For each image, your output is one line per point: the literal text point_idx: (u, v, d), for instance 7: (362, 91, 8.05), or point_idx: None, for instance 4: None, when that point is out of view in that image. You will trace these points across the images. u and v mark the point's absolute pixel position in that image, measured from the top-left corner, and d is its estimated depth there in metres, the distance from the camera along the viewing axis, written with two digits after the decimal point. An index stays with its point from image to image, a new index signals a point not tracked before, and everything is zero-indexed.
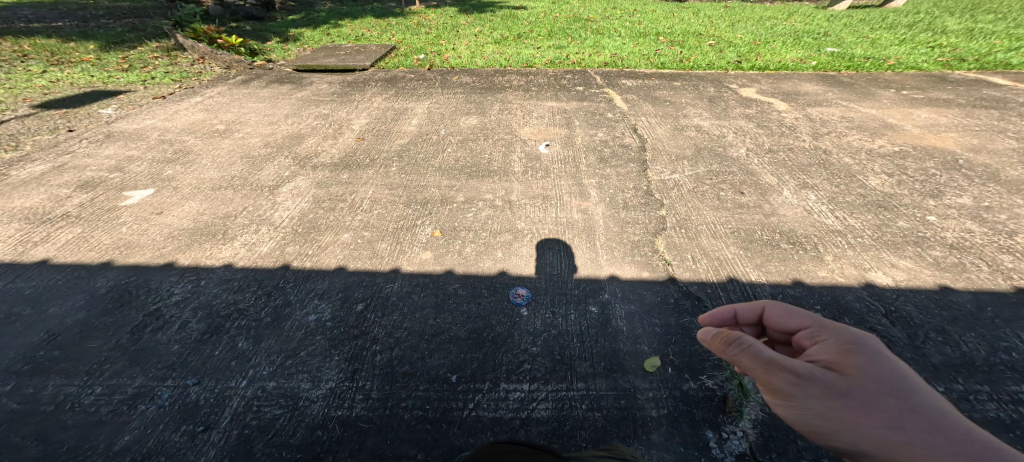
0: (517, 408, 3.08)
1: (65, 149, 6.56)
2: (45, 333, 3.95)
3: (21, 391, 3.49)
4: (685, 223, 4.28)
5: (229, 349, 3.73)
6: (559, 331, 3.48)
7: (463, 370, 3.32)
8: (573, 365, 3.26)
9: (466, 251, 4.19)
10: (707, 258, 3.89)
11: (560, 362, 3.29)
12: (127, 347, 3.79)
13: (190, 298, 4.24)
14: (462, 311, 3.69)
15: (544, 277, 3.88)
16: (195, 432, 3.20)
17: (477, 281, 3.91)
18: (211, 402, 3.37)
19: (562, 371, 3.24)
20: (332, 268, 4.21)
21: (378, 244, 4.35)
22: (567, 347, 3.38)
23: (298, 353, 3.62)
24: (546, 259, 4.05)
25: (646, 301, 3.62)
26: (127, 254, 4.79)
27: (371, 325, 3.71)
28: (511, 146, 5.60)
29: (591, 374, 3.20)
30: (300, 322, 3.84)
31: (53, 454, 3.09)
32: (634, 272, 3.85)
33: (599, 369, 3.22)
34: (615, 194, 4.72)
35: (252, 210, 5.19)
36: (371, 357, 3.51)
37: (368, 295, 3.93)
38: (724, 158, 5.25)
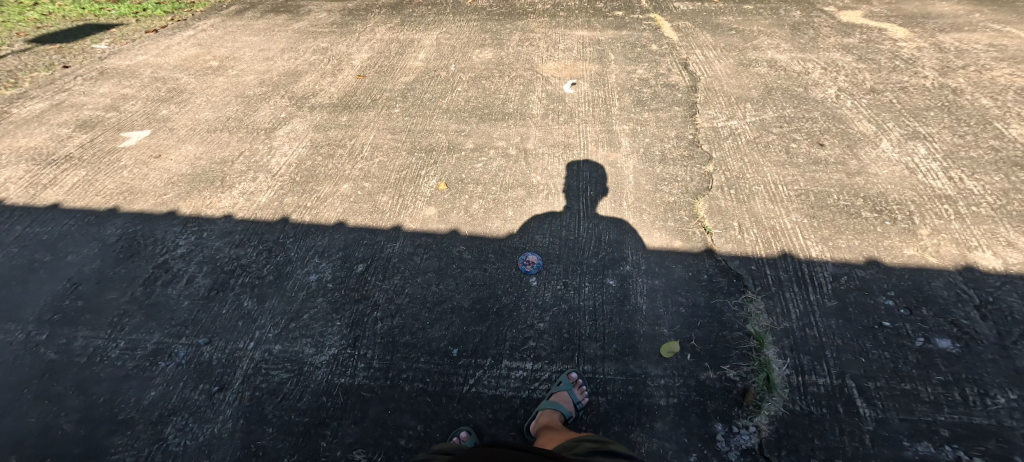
0: (519, 386, 2.76)
1: (61, 85, 6.18)
2: (67, 281, 3.78)
3: (56, 341, 3.38)
4: (738, 182, 3.68)
5: (235, 308, 3.45)
6: (571, 305, 3.03)
7: (465, 343, 2.96)
8: (586, 343, 2.85)
9: (473, 208, 3.71)
10: (758, 226, 3.33)
11: (571, 340, 2.88)
12: (142, 301, 3.59)
13: (194, 251, 3.96)
14: (466, 278, 3.26)
15: (559, 243, 3.38)
16: (213, 392, 3.01)
17: (483, 244, 3.44)
18: (223, 362, 3.15)
19: (574, 349, 2.84)
20: (329, 223, 3.79)
21: (378, 198, 3.88)
22: (581, 323, 2.94)
23: (301, 315, 3.31)
24: (562, 220, 3.54)
25: (680, 274, 3.11)
26: (131, 201, 4.51)
27: (368, 289, 3.33)
28: (530, 85, 4.95)
29: (606, 356, 2.78)
30: (301, 282, 3.50)
31: (92, 405, 3.01)
32: (664, 240, 3.32)
33: (612, 351, 2.80)
34: (649, 145, 4.10)
35: (248, 155, 4.77)
36: (369, 323, 3.16)
37: (368, 255, 3.52)
38: (801, 100, 4.52)
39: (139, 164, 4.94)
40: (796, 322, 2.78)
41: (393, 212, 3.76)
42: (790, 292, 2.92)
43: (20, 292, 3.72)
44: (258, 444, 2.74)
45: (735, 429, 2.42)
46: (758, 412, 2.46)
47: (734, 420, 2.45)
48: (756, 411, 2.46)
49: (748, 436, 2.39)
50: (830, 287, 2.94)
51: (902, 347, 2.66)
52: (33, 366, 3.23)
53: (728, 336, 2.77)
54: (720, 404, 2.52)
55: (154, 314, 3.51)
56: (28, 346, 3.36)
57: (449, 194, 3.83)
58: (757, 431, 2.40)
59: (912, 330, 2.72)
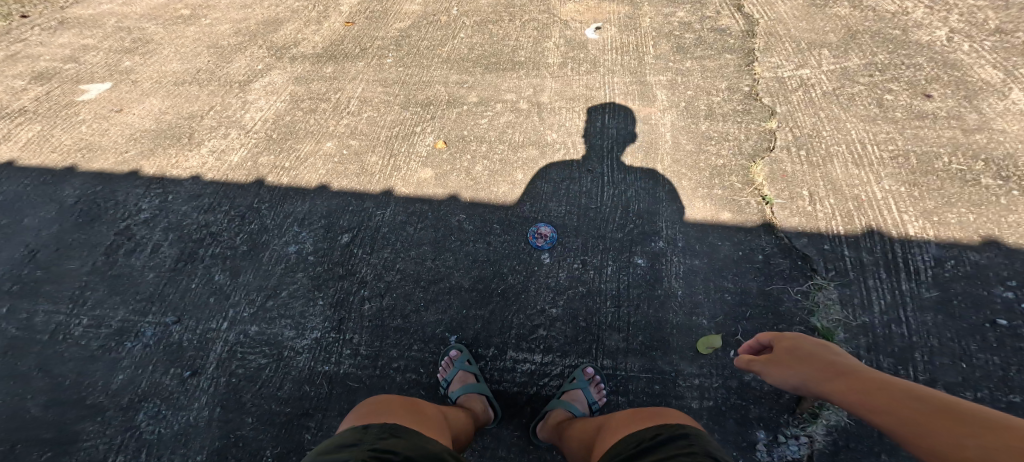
0: (526, 380, 2.40)
1: (16, 32, 5.51)
2: (25, 249, 3.39)
3: (17, 315, 3.05)
4: (810, 142, 2.97)
5: (205, 282, 3.07)
6: (588, 288, 2.57)
7: (464, 330, 2.56)
8: (605, 333, 2.44)
9: (475, 170, 2.93)
10: (836, 196, 2.75)
11: (588, 329, 2.47)
12: (105, 273, 3.20)
13: (159, 216, 3.49)
14: (467, 253, 2.78)
15: (583, 213, 2.83)
16: (185, 377, 2.71)
17: (489, 212, 2.91)
18: (194, 344, 2.82)
19: (590, 340, 2.44)
20: (309, 187, 3.26)
21: (365, 158, 3.26)
22: (601, 310, 2.50)
23: (279, 292, 2.91)
24: (580, 185, 2.93)
25: (728, 254, 2.61)
26: (90, 159, 3.98)
27: (352, 264, 2.87)
28: (544, 31, 3.97)
29: (629, 350, 2.38)
30: (278, 254, 3.06)
31: (58, 387, 2.74)
32: (709, 212, 2.76)
33: (636, 343, 2.39)
34: (691, 99, 3.29)
35: (220, 110, 4.23)
36: (353, 304, 2.74)
37: (353, 224, 3.02)
38: (897, 39, 3.47)
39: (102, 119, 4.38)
40: (880, 316, 2.35)
41: (382, 177, 3.11)
42: (875, 278, 2.45)
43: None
44: (237, 433, 2.48)
45: (782, 439, 2.07)
46: (814, 421, 2.08)
47: (779, 428, 2.10)
48: (812, 420, 2.09)
49: (797, 448, 2.05)
50: (930, 274, 2.45)
51: (1018, 350, 2.23)
52: None
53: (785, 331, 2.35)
54: (764, 409, 2.15)
55: (119, 288, 3.15)
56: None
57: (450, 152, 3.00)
58: (809, 442, 2.05)
59: None
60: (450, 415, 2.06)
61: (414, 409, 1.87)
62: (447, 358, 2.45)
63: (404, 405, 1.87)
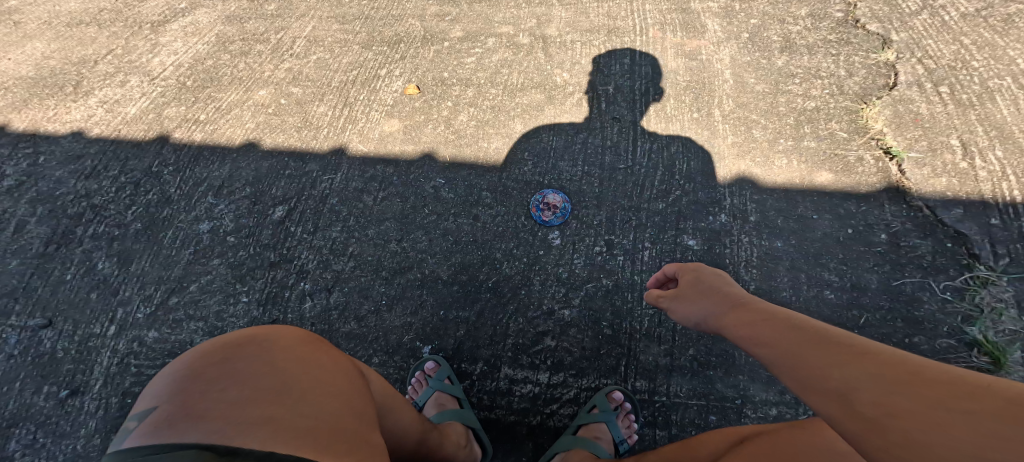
0: (527, 407, 1.73)
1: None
2: None
3: None
4: (950, 76, 2.10)
5: (84, 272, 2.24)
6: (618, 281, 1.84)
7: (442, 339, 1.85)
8: (642, 345, 1.74)
9: (458, 121, 2.18)
10: (996, 143, 1.92)
11: (616, 339, 1.75)
12: None
13: (25, 184, 2.57)
14: (446, 231, 1.99)
15: (617, 177, 2.00)
16: (62, 398, 1.95)
17: (477, 171, 2.07)
18: (74, 353, 2.04)
19: (620, 354, 1.74)
20: (234, 145, 2.44)
21: (312, 108, 2.45)
22: (637, 312, 1.79)
23: (187, 286, 2.14)
24: (605, 135, 2.09)
25: (828, 234, 1.84)
26: None
27: (288, 248, 2.09)
28: None
29: (678, 370, 1.69)
30: (188, 234, 2.26)
31: None
32: (800, 173, 1.96)
33: (688, 361, 1.70)
34: (757, 30, 2.34)
35: (121, 53, 3.27)
36: (287, 302, 1.99)
37: (289, 193, 2.19)
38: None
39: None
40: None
41: (336, 131, 2.30)
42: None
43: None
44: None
45: None
46: None
47: None
48: None
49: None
50: None
51: None
52: None
53: (911, 340, 1.64)
54: None
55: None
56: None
57: (429, 97, 2.28)
58: None
59: None
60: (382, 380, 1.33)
61: (306, 353, 1.13)
62: (420, 374, 1.81)
63: (296, 349, 1.13)
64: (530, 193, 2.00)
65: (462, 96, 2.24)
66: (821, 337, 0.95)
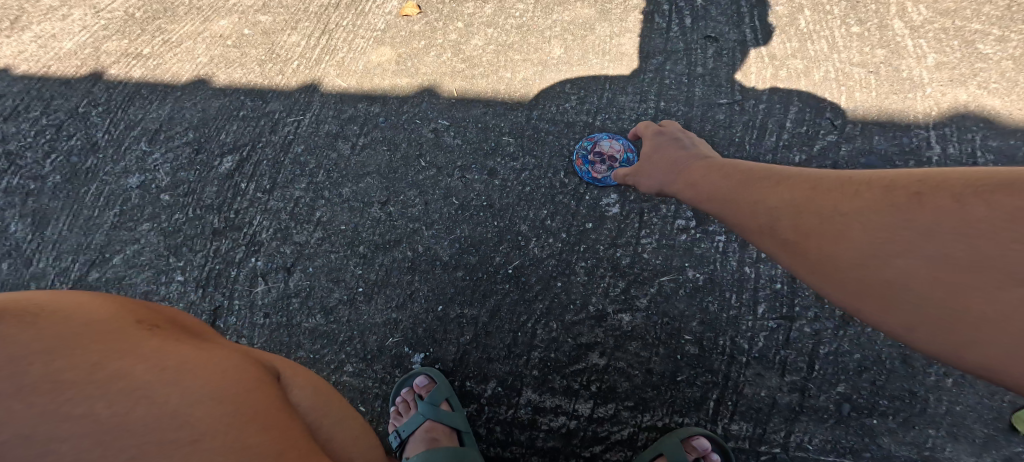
0: (556, 448, 1.21)
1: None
2: None
3: None
4: None
5: None
6: (714, 274, 1.29)
7: (440, 346, 1.31)
8: (755, 374, 1.20)
9: (470, 46, 1.63)
10: None
11: (708, 362, 1.22)
12: None
13: None
14: (450, 191, 1.44)
15: (721, 117, 1.43)
16: None
17: (495, 109, 1.51)
18: None
19: (707, 384, 1.21)
20: (179, 83, 1.90)
21: (282, 37, 1.86)
22: (741, 322, 1.25)
23: (110, 257, 1.60)
24: (692, 60, 1.52)
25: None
26: None
27: (235, 211, 1.54)
28: None
29: (821, 410, 1.17)
30: (116, 191, 1.71)
31: None
32: None
33: (827, 400, 1.18)
34: None
35: None
36: (233, 284, 1.46)
37: (242, 138, 1.65)
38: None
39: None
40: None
41: (307, 63, 1.73)
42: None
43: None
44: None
45: None
46: None
47: None
48: None
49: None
50: None
51: None
52: None
53: None
54: None
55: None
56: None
57: (434, 18, 1.72)
58: None
59: None
60: (299, 373, 0.82)
61: (127, 359, 0.60)
62: (407, 392, 1.28)
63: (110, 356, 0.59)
64: (574, 140, 1.45)
65: (476, 15, 1.68)
66: (765, 182, 1.04)
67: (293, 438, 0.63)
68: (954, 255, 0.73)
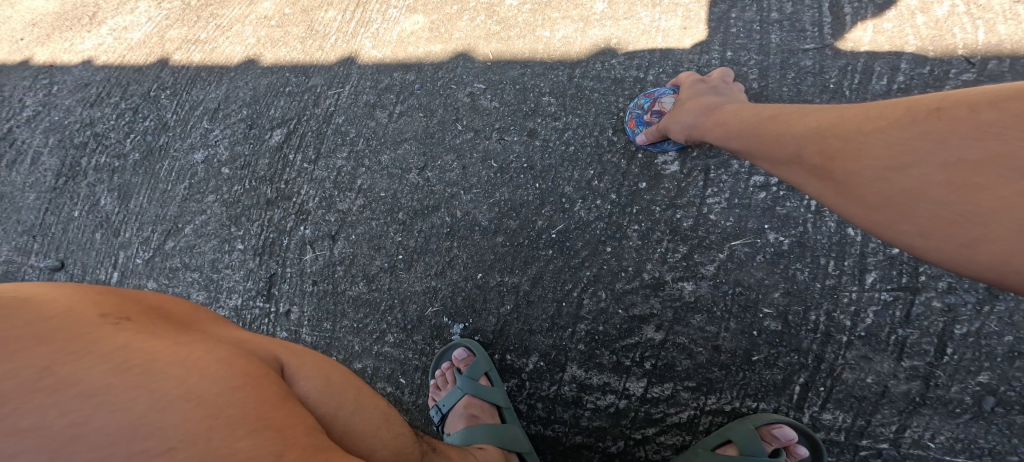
0: (604, 428, 1.15)
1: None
2: None
3: None
4: None
5: (88, 210, 1.88)
6: (804, 237, 1.15)
7: (481, 317, 1.27)
8: (859, 356, 1.07)
9: (505, 7, 1.54)
10: None
11: (794, 340, 1.10)
12: None
13: (41, 112, 2.45)
14: (491, 156, 1.38)
15: (807, 64, 1.26)
16: None
17: (534, 69, 1.43)
18: None
19: (792, 366, 1.09)
20: (232, 63, 1.95)
21: (319, 14, 1.85)
22: (841, 293, 1.11)
23: (182, 228, 1.69)
24: (767, 5, 1.35)
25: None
26: None
27: (285, 182, 1.57)
28: None
29: (953, 404, 1.02)
30: (183, 166, 1.80)
31: None
32: None
33: (962, 392, 1.02)
34: None
35: None
36: (285, 253, 1.49)
37: (289, 112, 1.67)
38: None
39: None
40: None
41: (345, 37, 1.71)
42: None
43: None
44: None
45: None
46: None
47: None
48: None
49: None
50: None
51: None
52: None
53: None
54: None
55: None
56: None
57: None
58: None
59: None
60: (308, 362, 0.76)
61: (98, 350, 0.55)
62: (447, 366, 1.26)
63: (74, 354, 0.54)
64: (622, 97, 1.34)
65: None
66: (777, 115, 0.95)
67: (295, 436, 0.57)
68: (968, 161, 0.66)
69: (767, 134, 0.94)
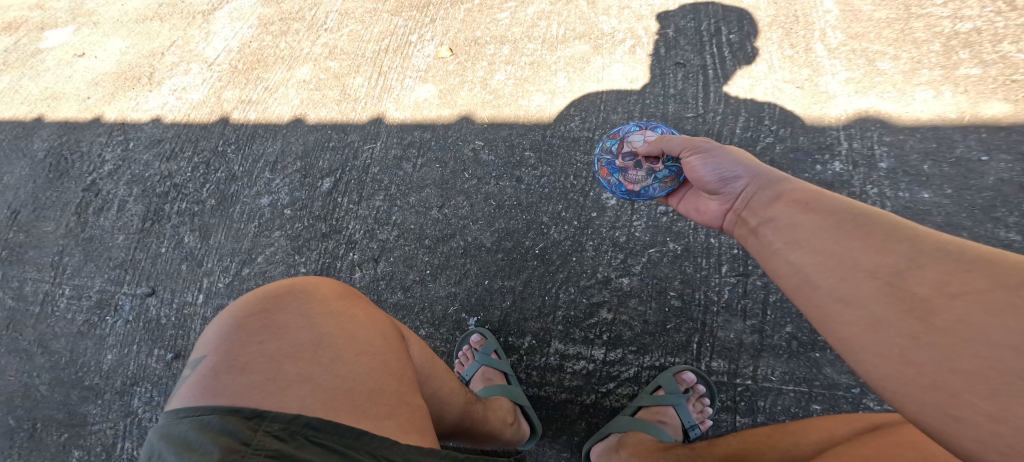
0: (580, 385, 1.63)
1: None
2: (8, 211, 2.95)
3: (9, 285, 2.64)
4: None
5: (174, 245, 2.41)
6: (687, 246, 1.64)
7: (488, 311, 1.77)
8: (722, 319, 1.56)
9: (495, 81, 2.01)
10: None
11: (689, 312, 1.59)
12: (76, 236, 2.68)
13: (121, 168, 2.89)
14: (487, 195, 1.87)
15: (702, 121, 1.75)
16: (169, 360, 2.22)
17: (518, 130, 1.91)
18: (174, 321, 2.27)
19: (690, 329, 1.57)
20: (283, 122, 2.46)
21: (349, 80, 2.33)
22: (710, 280, 1.60)
23: (255, 257, 2.22)
24: (666, 83, 1.83)
25: (1002, 180, 1.50)
26: (57, 107, 3.36)
27: (337, 219, 2.07)
28: None
29: (775, 347, 1.50)
30: (251, 208, 2.32)
31: (55, 366, 2.38)
32: (952, 108, 1.60)
33: (779, 339, 1.50)
34: None
35: (183, 45, 3.36)
36: (340, 273, 1.99)
37: (334, 164, 2.17)
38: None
39: (59, 58, 3.57)
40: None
41: (372, 101, 2.20)
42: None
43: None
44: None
45: None
46: None
47: None
48: None
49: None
50: None
51: None
52: None
53: None
54: None
55: (90, 252, 2.61)
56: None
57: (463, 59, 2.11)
58: None
59: None
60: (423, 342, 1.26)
61: (340, 308, 1.10)
62: (467, 347, 1.75)
63: (329, 302, 1.11)
64: (580, 151, 1.81)
65: (497, 55, 2.05)
66: (844, 214, 0.92)
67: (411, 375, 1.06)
68: None
69: (831, 228, 0.91)
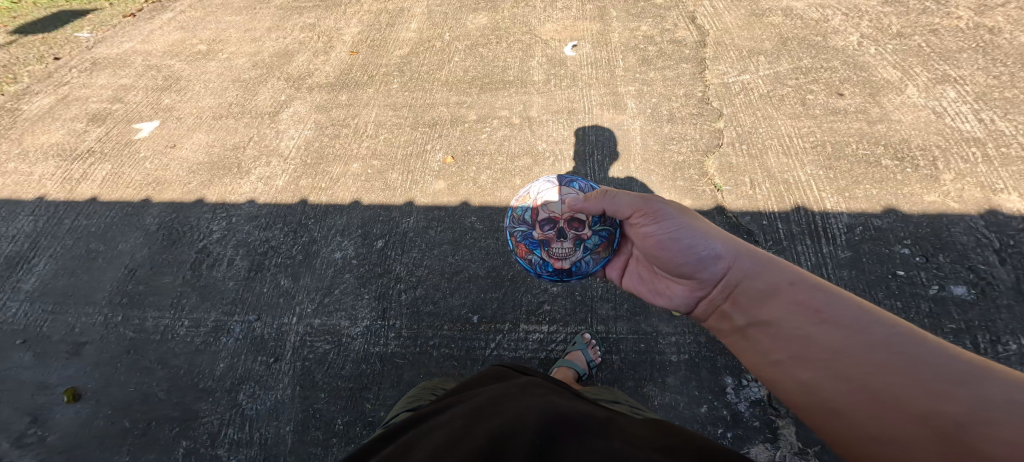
0: (537, 346, 2.96)
1: (14, 66, 5.34)
2: (126, 268, 3.73)
3: (130, 321, 3.47)
4: (749, 138, 3.58)
5: (273, 286, 3.48)
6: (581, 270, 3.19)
7: (483, 309, 3.13)
8: (598, 303, 3.06)
9: (481, 180, 3.66)
10: (771, 181, 3.32)
11: (588, 302, 3.07)
12: (194, 283, 3.59)
13: (228, 235, 3.83)
14: (481, 247, 3.37)
15: None
16: (270, 362, 3.16)
17: (495, 211, 3.51)
18: (272, 337, 3.27)
19: (588, 310, 3.04)
20: (346, 203, 3.80)
21: (388, 176, 3.84)
22: (595, 285, 3.14)
23: (333, 290, 3.39)
24: None
25: None
26: (160, 190, 4.20)
27: (392, 263, 3.42)
28: (529, 50, 4.49)
29: (624, 315, 2.99)
30: (328, 260, 3.54)
31: (175, 378, 3.18)
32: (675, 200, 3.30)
33: (628, 310, 3.00)
34: (655, 106, 3.87)
35: (258, 140, 4.43)
36: (396, 298, 3.27)
37: (384, 230, 3.58)
38: (820, 49, 4.16)
39: (151, 149, 4.52)
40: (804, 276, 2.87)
41: (404, 189, 3.74)
42: (803, 245, 2.99)
43: (86, 280, 3.70)
44: (315, 407, 2.96)
45: (745, 382, 2.67)
46: None
47: (744, 374, 2.71)
48: None
49: (757, 390, 2.65)
50: (844, 238, 3.01)
51: (915, 295, 2.75)
52: (117, 343, 3.37)
53: None
54: (730, 359, 2.76)
55: (206, 294, 3.53)
56: (105, 327, 3.45)
57: (455, 167, 3.76)
58: None
59: (927, 277, 2.80)
60: None
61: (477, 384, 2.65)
62: None
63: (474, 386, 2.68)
64: None
65: (479, 163, 3.75)
66: (851, 340, 1.64)
67: None
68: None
69: (850, 353, 1.62)
